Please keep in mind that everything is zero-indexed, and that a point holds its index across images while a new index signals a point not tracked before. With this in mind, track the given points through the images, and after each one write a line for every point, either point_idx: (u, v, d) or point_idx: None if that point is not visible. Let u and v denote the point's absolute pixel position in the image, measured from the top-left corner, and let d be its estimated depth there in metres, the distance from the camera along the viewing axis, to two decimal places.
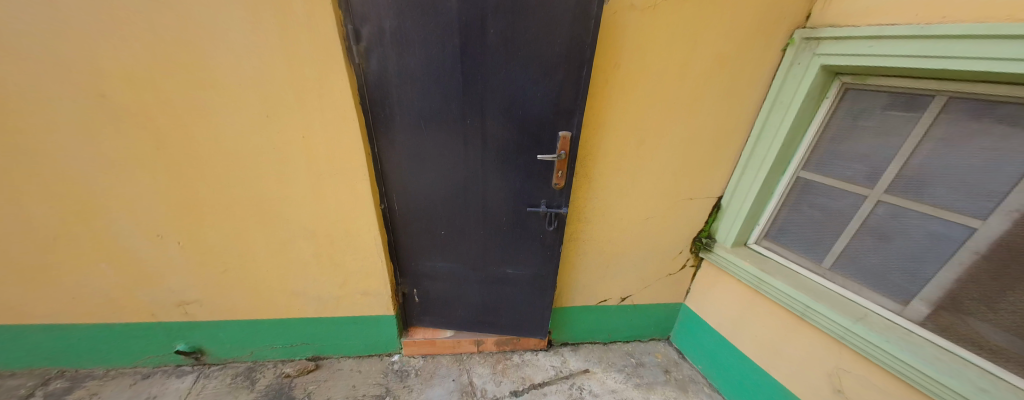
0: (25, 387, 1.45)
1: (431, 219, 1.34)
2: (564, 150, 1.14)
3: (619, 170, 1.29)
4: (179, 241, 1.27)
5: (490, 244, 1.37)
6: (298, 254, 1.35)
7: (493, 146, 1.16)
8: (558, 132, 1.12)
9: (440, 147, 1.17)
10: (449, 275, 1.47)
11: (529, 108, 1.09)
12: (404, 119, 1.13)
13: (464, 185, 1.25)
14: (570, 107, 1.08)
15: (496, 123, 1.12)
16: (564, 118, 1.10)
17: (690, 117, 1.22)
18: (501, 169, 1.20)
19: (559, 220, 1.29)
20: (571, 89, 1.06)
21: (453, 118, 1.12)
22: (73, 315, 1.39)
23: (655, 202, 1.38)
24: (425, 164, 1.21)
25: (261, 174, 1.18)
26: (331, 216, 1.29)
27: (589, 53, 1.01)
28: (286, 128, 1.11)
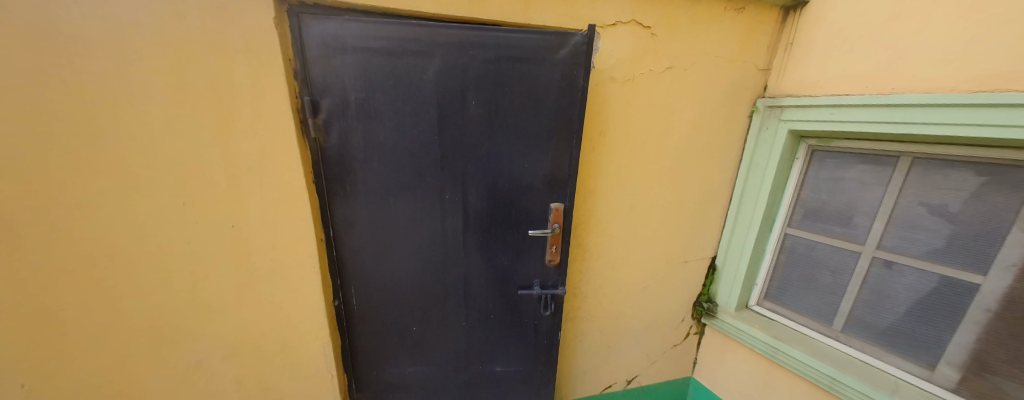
0: None
1: (401, 313, 1.09)
2: (558, 223, 1.03)
3: (613, 239, 1.19)
4: (21, 383, 0.87)
5: (473, 338, 1.14)
6: (212, 380, 1.00)
7: (476, 223, 1.01)
8: (549, 203, 1.02)
9: (413, 227, 1.00)
10: (422, 381, 1.18)
11: (517, 181, 0.98)
12: (369, 197, 0.96)
13: (441, 269, 1.05)
14: (561, 177, 1.00)
15: (480, 198, 0.99)
16: (556, 189, 1.01)
17: (677, 181, 1.20)
18: (486, 248, 1.05)
19: (555, 302, 1.12)
20: (560, 158, 0.98)
21: (430, 195, 0.97)
22: None
23: (652, 269, 1.28)
24: (395, 247, 1.02)
25: (168, 277, 0.89)
26: (267, 323, 1.00)
27: (577, 122, 0.96)
28: (212, 216, 0.88)
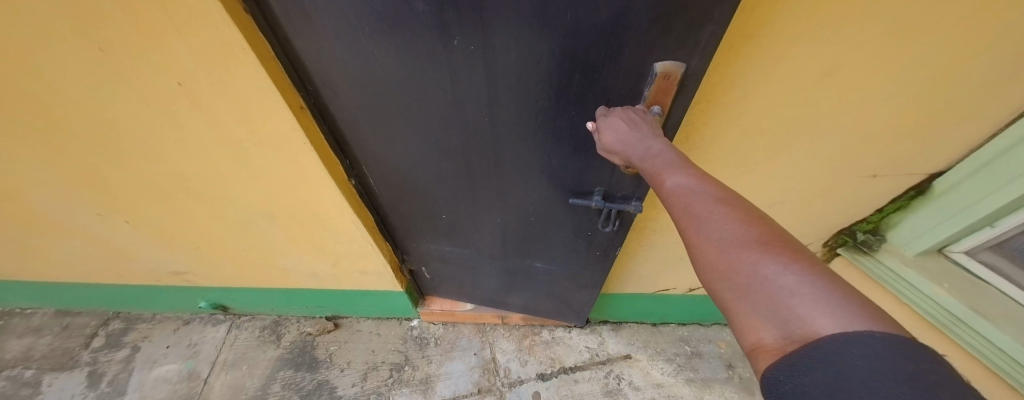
0: (91, 326, 1.64)
1: (430, 199, 0.95)
2: (661, 105, 0.57)
3: (748, 132, 0.70)
4: (127, 219, 1.04)
5: (512, 235, 1.02)
6: (267, 235, 1.06)
7: (514, 99, 0.65)
8: (656, 63, 0.52)
9: (421, 97, 0.68)
10: (461, 258, 1.18)
11: (592, 25, 0.50)
12: (342, 48, 0.60)
13: (468, 154, 0.79)
14: (699, 11, 0.46)
15: (515, 60, 0.58)
16: (680, 37, 0.49)
17: (984, 20, 0.51)
18: (525, 138, 0.72)
19: (621, 214, 0.83)
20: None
21: (429, 50, 0.58)
22: (86, 277, 1.36)
23: (793, 182, 0.81)
24: (402, 122, 0.74)
25: (168, 146, 0.80)
26: (289, 197, 0.92)
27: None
28: (156, 77, 0.65)
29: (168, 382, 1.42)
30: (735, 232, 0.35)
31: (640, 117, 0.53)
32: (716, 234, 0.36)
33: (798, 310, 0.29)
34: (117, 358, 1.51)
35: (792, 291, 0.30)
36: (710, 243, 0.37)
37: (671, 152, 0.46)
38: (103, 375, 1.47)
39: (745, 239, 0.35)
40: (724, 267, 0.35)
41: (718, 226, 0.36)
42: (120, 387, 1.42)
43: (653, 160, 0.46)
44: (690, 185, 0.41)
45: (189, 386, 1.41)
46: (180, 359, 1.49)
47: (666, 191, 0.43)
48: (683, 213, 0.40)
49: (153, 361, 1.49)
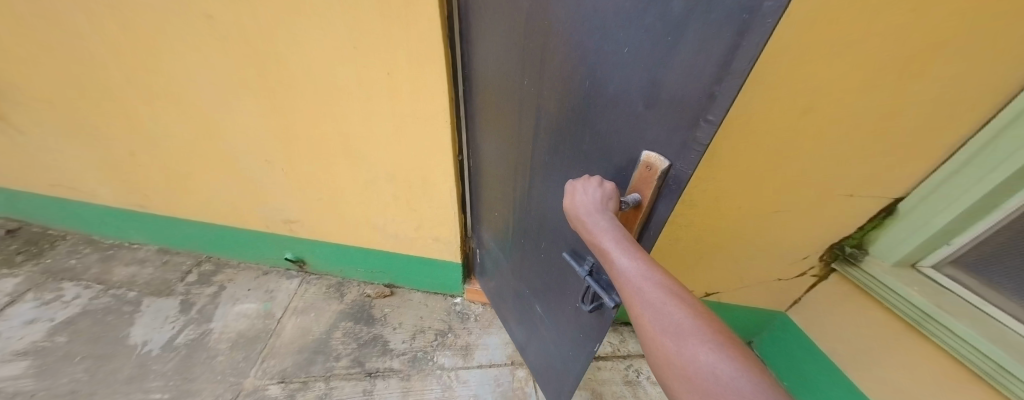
0: (187, 264, 1.94)
1: (492, 196, 1.25)
2: (644, 195, 0.60)
3: (758, 149, 0.99)
4: (283, 167, 1.37)
5: (526, 261, 1.17)
6: (379, 194, 1.38)
7: (547, 143, 0.84)
8: (645, 152, 0.58)
9: (501, 125, 1.02)
10: (497, 259, 1.41)
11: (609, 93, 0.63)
12: (485, 79, 1.01)
13: (514, 175, 1.05)
14: (690, 112, 0.50)
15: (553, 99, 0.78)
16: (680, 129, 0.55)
17: (903, 84, 0.82)
18: (546, 178, 0.89)
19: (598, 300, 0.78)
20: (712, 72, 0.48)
21: (516, 81, 0.88)
22: (211, 216, 1.69)
23: (792, 196, 1.08)
24: (492, 134, 1.09)
25: (349, 113, 1.15)
26: (413, 162, 1.25)
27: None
28: (373, 64, 1.01)
29: (247, 317, 1.66)
30: (688, 330, 0.43)
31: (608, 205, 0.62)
32: (673, 325, 0.44)
33: None
34: (206, 292, 1.78)
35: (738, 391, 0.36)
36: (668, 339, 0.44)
37: (628, 240, 0.56)
38: (193, 304, 1.73)
39: (696, 337, 0.42)
40: (685, 366, 0.41)
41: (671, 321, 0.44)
42: (208, 315, 1.67)
43: (610, 243, 0.56)
44: (648, 284, 0.49)
45: (265, 322, 1.64)
46: (258, 300, 1.74)
47: (631, 284, 0.51)
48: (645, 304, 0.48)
49: (235, 299, 1.75)
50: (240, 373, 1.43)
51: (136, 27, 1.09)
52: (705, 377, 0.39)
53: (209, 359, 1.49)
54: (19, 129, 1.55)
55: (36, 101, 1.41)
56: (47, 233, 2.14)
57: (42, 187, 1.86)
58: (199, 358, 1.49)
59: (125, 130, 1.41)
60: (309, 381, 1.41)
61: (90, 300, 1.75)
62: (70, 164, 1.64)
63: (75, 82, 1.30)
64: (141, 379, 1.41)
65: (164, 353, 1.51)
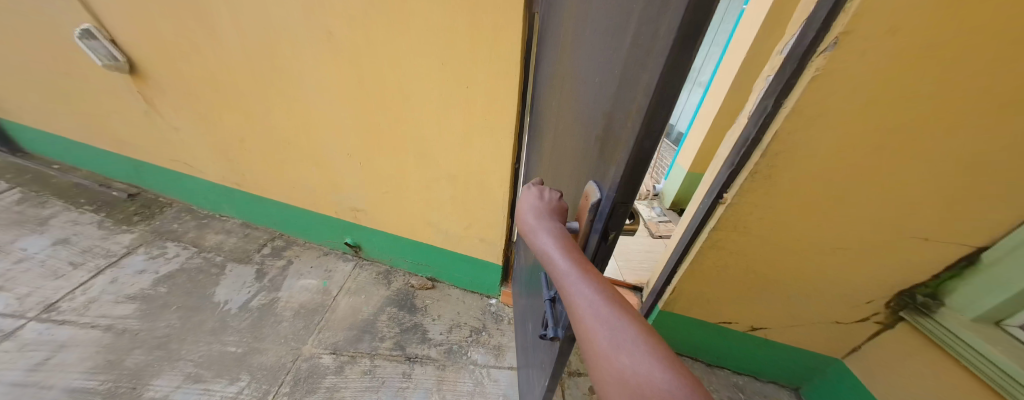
0: (263, 238, 2.21)
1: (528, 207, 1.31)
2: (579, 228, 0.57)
3: (821, 181, 1.00)
4: (360, 161, 1.56)
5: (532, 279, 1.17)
6: (438, 193, 1.51)
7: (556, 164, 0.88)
8: (588, 182, 0.56)
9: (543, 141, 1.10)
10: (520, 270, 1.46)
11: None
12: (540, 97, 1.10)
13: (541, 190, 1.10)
14: (616, 150, 0.47)
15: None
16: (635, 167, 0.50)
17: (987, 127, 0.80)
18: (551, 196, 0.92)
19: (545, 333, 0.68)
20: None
21: (553, 104, 0.96)
22: (291, 198, 1.94)
23: (856, 234, 1.05)
24: (537, 149, 1.16)
25: (425, 118, 1.30)
26: (474, 166, 1.38)
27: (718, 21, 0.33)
28: (454, 78, 1.16)
29: (309, 291, 1.86)
30: (639, 355, 0.35)
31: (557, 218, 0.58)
32: (623, 348, 0.36)
33: None
34: (277, 264, 2.02)
35: None
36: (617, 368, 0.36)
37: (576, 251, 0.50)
38: (266, 273, 1.97)
39: (647, 365, 0.34)
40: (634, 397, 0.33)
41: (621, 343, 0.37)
42: (277, 285, 1.89)
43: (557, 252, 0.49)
44: (594, 297, 0.42)
45: (323, 298, 1.83)
46: (318, 277, 1.94)
47: (572, 298, 0.44)
48: (589, 322, 0.40)
49: (300, 273, 1.97)
50: (300, 340, 1.61)
51: (269, 37, 1.33)
52: None
53: (275, 323, 1.68)
54: (161, 113, 1.90)
55: (178, 92, 1.74)
56: (159, 200, 2.55)
57: (164, 162, 2.24)
58: (268, 321, 1.69)
59: (240, 120, 1.68)
60: (357, 356, 1.55)
61: (186, 259, 2.04)
62: (190, 144, 1.97)
63: (211, 78, 1.59)
64: (221, 332, 1.63)
65: (241, 313, 1.73)
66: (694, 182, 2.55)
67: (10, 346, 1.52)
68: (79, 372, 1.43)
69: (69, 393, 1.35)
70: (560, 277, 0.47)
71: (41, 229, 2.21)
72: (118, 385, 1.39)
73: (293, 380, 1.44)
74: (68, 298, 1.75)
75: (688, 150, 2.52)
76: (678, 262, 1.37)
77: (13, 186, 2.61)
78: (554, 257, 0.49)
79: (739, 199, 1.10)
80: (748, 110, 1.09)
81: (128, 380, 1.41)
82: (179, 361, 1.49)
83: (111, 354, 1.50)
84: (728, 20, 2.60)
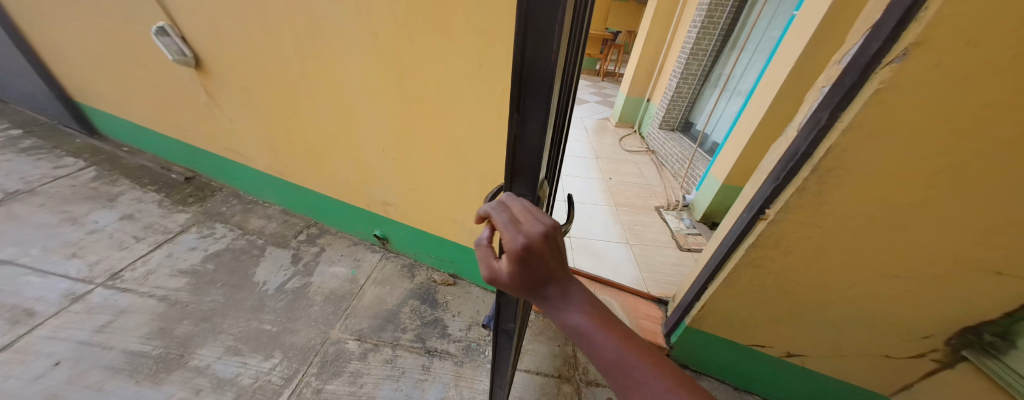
0: (300, 225, 2.35)
1: None
2: None
3: (878, 202, 0.93)
4: (393, 157, 1.62)
5: None
6: (467, 192, 1.54)
7: None
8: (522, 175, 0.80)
9: None
10: None
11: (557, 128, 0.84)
12: None
13: None
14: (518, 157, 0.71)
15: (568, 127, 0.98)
16: (545, 168, 0.74)
17: None
18: None
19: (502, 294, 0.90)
20: (551, 131, 0.67)
21: None
22: (327, 189, 2.04)
23: (915, 261, 0.96)
24: None
25: (459, 118, 1.33)
26: (504, 167, 1.40)
27: (552, 77, 0.55)
28: (490, 80, 1.18)
29: (339, 278, 1.95)
30: (661, 388, 0.54)
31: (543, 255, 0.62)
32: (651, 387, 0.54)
33: None
34: (311, 250, 2.14)
35: None
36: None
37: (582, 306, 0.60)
38: (301, 258, 2.08)
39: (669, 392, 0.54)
40: None
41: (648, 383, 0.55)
42: (310, 270, 2.00)
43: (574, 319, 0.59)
44: (620, 351, 0.57)
45: (351, 286, 1.91)
46: (347, 266, 2.03)
47: (602, 354, 0.58)
48: (620, 367, 0.57)
49: (331, 261, 2.07)
50: (328, 324, 1.69)
51: (319, 36, 1.41)
52: None
53: (307, 306, 1.78)
54: (218, 104, 2.06)
55: (235, 85, 1.88)
56: (210, 185, 2.76)
57: (218, 149, 2.43)
58: (300, 304, 1.79)
59: (287, 113, 1.79)
60: (379, 345, 1.60)
61: (231, 240, 2.20)
62: (242, 134, 2.12)
63: (264, 73, 1.71)
64: (259, 311, 1.74)
65: (277, 294, 1.84)
66: (729, 195, 2.44)
67: (80, 308, 1.70)
68: (136, 336, 1.58)
69: (128, 354, 1.50)
70: (582, 336, 0.59)
71: (111, 204, 2.46)
72: (168, 351, 1.52)
73: (320, 362, 1.52)
74: (130, 268, 1.94)
75: (723, 161, 2.42)
76: (710, 279, 1.32)
77: (90, 165, 2.91)
78: (573, 322, 0.60)
79: (782, 216, 1.05)
80: (798, 124, 1.03)
81: (177, 348, 1.54)
82: (221, 334, 1.61)
83: (163, 323, 1.65)
84: (777, 26, 2.47)
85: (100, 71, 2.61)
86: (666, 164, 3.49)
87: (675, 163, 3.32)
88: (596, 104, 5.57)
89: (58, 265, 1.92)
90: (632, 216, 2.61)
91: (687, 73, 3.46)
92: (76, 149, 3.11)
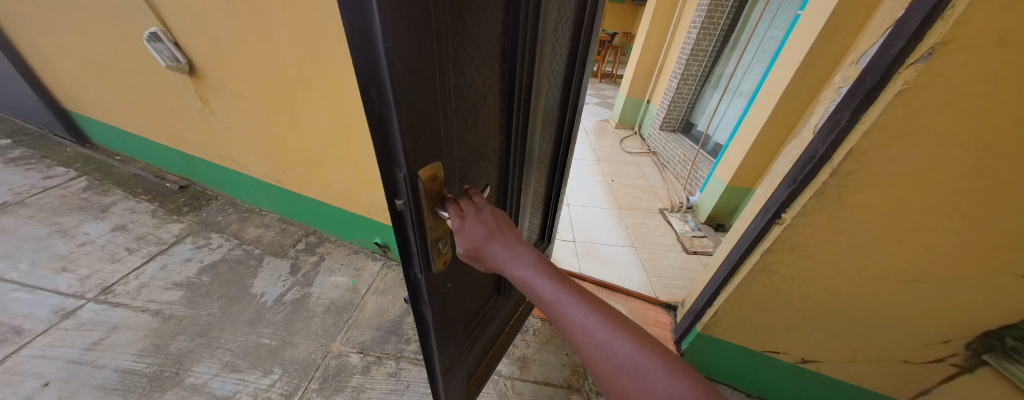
0: (298, 234, 2.30)
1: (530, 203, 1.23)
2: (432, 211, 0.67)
3: (898, 205, 0.90)
4: None
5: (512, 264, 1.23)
6: None
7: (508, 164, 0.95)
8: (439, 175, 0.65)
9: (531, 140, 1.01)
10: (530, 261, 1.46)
11: (470, 97, 0.69)
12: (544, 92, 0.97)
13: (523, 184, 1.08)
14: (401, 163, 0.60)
15: (505, 99, 0.82)
16: (432, 140, 0.60)
17: None
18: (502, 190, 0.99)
19: (416, 294, 0.77)
20: (418, 91, 0.53)
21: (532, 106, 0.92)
22: (327, 197, 2.00)
23: (936, 265, 0.94)
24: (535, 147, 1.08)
25: None
26: None
27: (377, 10, 0.41)
28: None
29: (339, 288, 1.90)
30: (593, 322, 0.61)
31: (493, 223, 0.71)
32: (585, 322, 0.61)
33: (642, 368, 0.56)
34: (310, 260, 2.08)
35: (631, 357, 0.57)
36: (583, 334, 0.61)
37: (528, 257, 0.69)
38: (300, 268, 2.03)
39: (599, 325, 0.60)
40: (600, 347, 0.59)
41: (584, 320, 0.61)
42: (309, 280, 1.95)
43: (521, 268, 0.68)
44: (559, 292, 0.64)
45: (353, 296, 1.86)
46: (348, 275, 1.99)
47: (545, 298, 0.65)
48: (560, 308, 0.64)
49: (331, 270, 2.02)
50: (329, 336, 1.63)
51: (318, 41, 1.37)
52: (615, 355, 0.58)
53: (307, 318, 1.72)
54: (214, 111, 2.01)
55: (231, 92, 1.84)
56: (205, 193, 2.70)
57: (214, 156, 2.38)
58: (300, 316, 1.73)
59: (285, 120, 1.75)
60: (382, 357, 1.56)
61: (228, 251, 2.15)
62: (238, 141, 2.07)
63: (261, 79, 1.66)
64: (257, 324, 1.68)
65: (276, 306, 1.79)
66: (734, 197, 2.42)
67: (70, 325, 1.63)
68: (129, 354, 1.52)
69: (120, 373, 1.44)
70: (528, 284, 0.67)
71: (102, 215, 2.39)
72: (163, 368, 1.47)
73: (322, 377, 1.47)
74: (123, 282, 1.88)
75: (728, 162, 2.40)
76: (722, 284, 1.30)
77: (81, 175, 2.84)
78: (520, 271, 0.68)
79: (800, 220, 1.02)
80: (815, 126, 1.01)
81: (172, 365, 1.48)
82: (217, 350, 1.56)
83: (157, 339, 1.59)
84: (779, 26, 2.47)
85: (91, 79, 2.55)
86: (667, 165, 3.47)
87: (677, 164, 3.30)
88: (596, 106, 5.55)
89: (48, 280, 1.86)
90: (637, 219, 2.58)
91: (687, 73, 3.45)
92: (67, 159, 3.04)
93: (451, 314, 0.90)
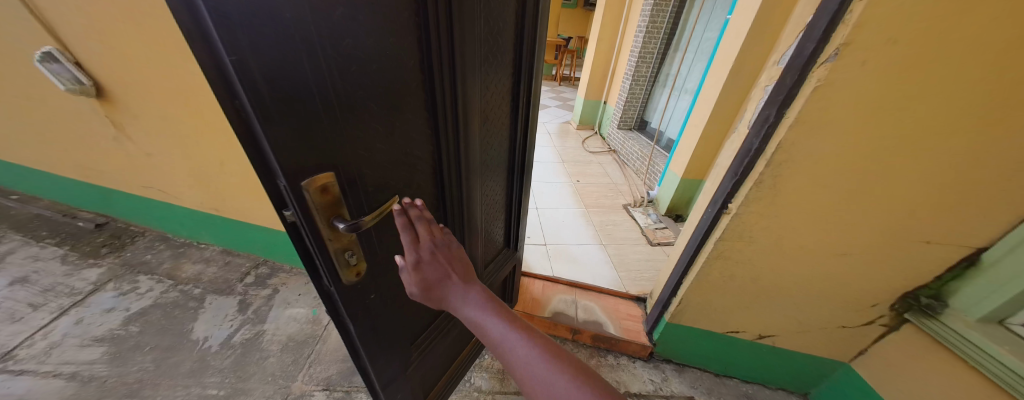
0: (246, 266, 2.09)
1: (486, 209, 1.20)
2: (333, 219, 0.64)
3: (824, 189, 0.99)
4: None
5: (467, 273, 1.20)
6: None
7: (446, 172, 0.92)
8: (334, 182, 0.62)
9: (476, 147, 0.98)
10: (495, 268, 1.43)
11: (381, 106, 0.66)
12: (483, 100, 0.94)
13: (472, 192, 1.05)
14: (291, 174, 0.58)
15: (430, 107, 0.80)
16: (323, 150, 0.58)
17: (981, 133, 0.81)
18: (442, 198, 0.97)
19: (332, 308, 0.74)
20: (292, 102, 0.51)
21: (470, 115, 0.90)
22: (276, 224, 1.84)
23: (862, 240, 1.04)
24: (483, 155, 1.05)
25: None
26: None
27: (211, 22, 0.40)
28: None
29: (297, 321, 1.76)
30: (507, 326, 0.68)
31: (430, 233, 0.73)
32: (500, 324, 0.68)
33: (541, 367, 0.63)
34: (262, 294, 1.90)
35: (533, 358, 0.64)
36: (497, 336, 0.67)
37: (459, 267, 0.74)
38: (250, 304, 1.84)
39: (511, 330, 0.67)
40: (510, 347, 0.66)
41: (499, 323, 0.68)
42: (262, 316, 1.78)
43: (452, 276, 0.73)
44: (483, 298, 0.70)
45: (314, 328, 1.72)
46: (308, 306, 1.84)
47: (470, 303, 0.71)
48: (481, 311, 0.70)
49: (287, 302, 1.86)
50: (288, 377, 1.50)
51: None
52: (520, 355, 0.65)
53: (261, 359, 1.57)
54: (133, 139, 1.79)
55: (152, 117, 1.64)
56: (129, 230, 2.39)
57: (137, 189, 2.11)
58: (252, 357, 1.57)
59: (219, 145, 1.59)
60: (351, 391, 1.45)
61: (160, 294, 1.90)
62: (166, 170, 1.85)
63: (187, 101, 1.50)
64: (201, 373, 1.50)
65: (222, 350, 1.61)
66: (689, 188, 2.56)
67: None
68: None
69: None
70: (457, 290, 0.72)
71: None
72: None
73: None
74: (26, 344, 1.60)
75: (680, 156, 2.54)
76: (683, 274, 1.36)
77: None
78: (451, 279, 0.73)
79: (744, 209, 1.09)
80: (749, 121, 1.09)
81: None
82: None
83: None
84: (713, 28, 2.67)
85: None
86: (627, 162, 3.61)
87: (636, 160, 3.44)
88: (556, 108, 5.68)
89: None
90: (603, 216, 2.65)
91: (637, 74, 3.63)
92: None
93: (384, 328, 0.86)
